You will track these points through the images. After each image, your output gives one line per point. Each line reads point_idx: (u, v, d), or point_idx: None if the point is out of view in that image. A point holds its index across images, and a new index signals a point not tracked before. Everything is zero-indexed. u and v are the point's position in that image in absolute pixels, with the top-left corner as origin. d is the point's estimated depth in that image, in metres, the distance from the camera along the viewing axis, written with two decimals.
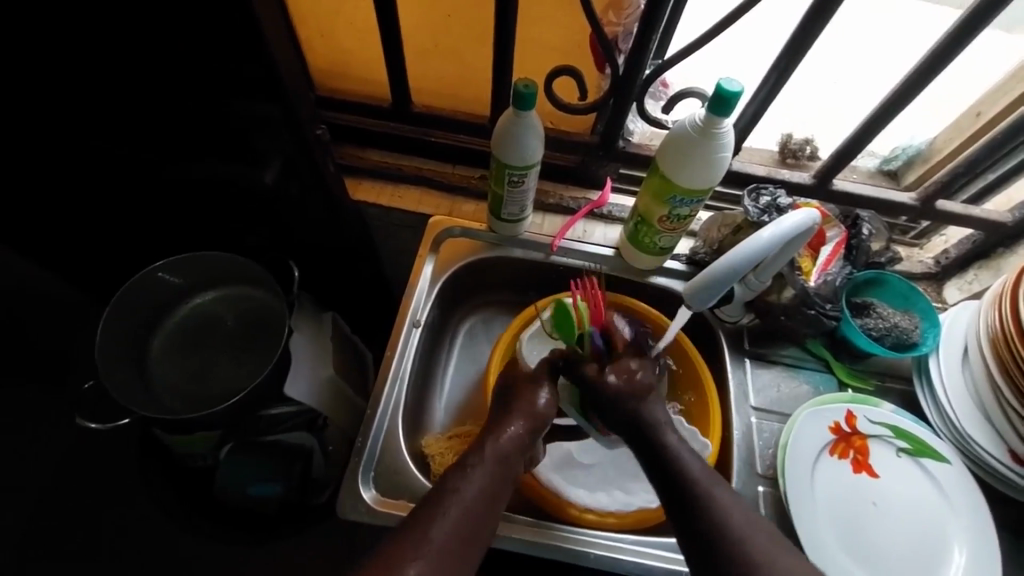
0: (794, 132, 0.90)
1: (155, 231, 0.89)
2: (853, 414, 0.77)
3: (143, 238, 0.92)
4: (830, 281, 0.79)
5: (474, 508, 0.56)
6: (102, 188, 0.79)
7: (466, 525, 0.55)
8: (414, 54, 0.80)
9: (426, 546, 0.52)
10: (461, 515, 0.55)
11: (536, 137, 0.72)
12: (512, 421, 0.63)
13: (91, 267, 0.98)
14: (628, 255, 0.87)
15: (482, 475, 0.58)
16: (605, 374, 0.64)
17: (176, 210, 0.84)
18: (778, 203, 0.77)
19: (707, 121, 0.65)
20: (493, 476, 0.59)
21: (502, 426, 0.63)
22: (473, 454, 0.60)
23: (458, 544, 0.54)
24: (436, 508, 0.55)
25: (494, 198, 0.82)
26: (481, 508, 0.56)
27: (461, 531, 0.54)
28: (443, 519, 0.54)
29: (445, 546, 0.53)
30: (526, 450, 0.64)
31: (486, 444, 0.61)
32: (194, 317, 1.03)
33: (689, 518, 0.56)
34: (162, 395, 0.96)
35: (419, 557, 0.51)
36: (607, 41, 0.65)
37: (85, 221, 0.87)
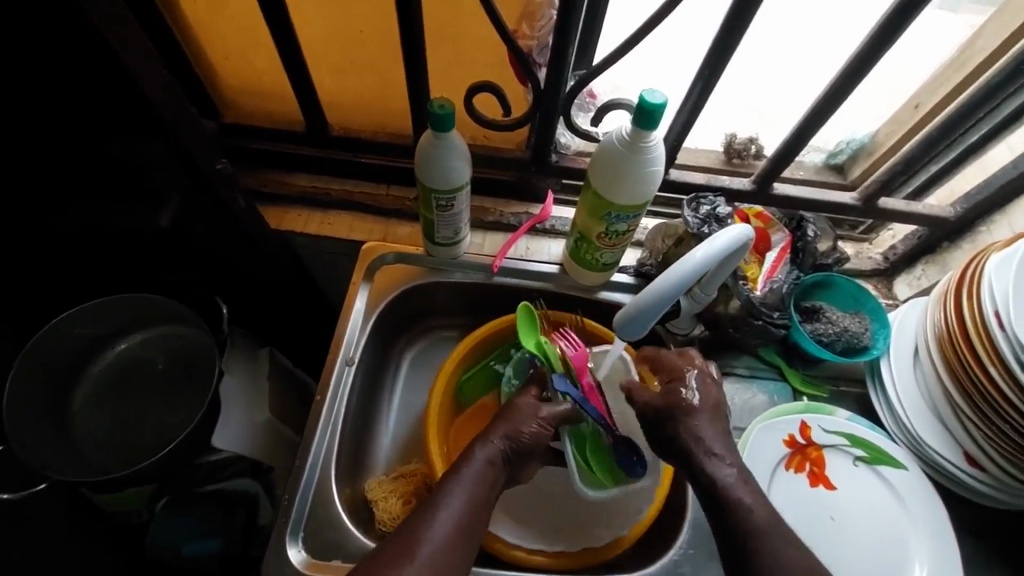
0: (738, 131, 0.87)
1: (58, 276, 0.82)
2: (808, 425, 0.75)
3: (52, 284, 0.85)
4: (777, 289, 0.77)
5: (468, 513, 0.54)
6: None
7: (470, 517, 0.54)
8: (326, 71, 0.75)
9: (431, 535, 0.51)
10: (460, 515, 0.53)
11: (460, 158, 0.67)
12: (498, 432, 0.61)
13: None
14: (572, 273, 0.83)
15: (478, 475, 0.57)
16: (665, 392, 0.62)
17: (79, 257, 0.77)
18: (717, 213, 0.75)
19: (633, 134, 0.61)
20: (484, 481, 0.57)
21: (489, 433, 0.61)
22: (466, 457, 0.59)
23: (459, 542, 0.52)
24: (437, 501, 0.54)
25: (425, 222, 0.78)
26: (480, 506, 0.55)
27: (464, 527, 0.53)
28: (437, 514, 0.53)
29: (441, 548, 0.51)
30: (511, 466, 0.61)
31: (478, 446, 0.59)
32: (120, 361, 0.96)
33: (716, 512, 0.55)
34: (87, 450, 0.89)
35: (426, 543, 0.50)
36: (522, 55, 0.61)
37: None
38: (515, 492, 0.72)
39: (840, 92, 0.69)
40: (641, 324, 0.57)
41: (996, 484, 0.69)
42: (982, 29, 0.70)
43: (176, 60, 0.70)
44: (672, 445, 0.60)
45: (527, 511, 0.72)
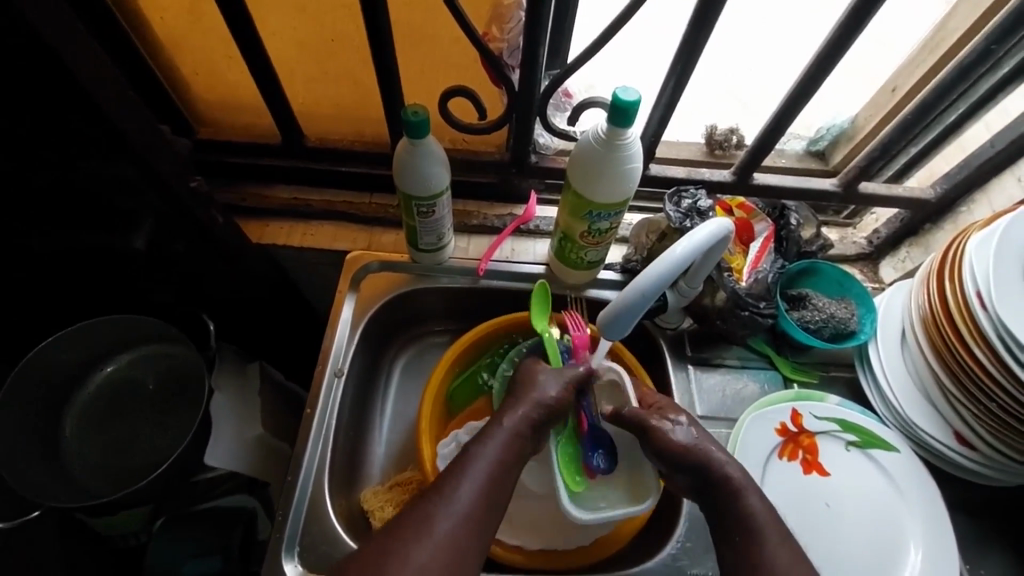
0: (719, 122, 0.87)
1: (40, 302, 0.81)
2: (799, 412, 0.75)
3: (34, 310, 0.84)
4: (762, 279, 0.76)
5: (492, 480, 0.54)
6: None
7: (497, 480, 0.54)
8: (299, 83, 0.74)
9: (454, 503, 0.51)
10: (484, 481, 0.53)
11: (438, 164, 0.67)
12: (523, 401, 0.60)
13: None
14: (558, 273, 0.83)
15: (504, 443, 0.56)
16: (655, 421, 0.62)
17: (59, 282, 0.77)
18: (698, 206, 0.75)
19: (609, 133, 0.61)
20: (510, 449, 0.57)
21: (515, 402, 0.60)
22: (494, 425, 0.58)
23: (483, 508, 0.52)
24: (461, 469, 0.54)
25: (407, 229, 0.77)
26: (504, 473, 0.55)
27: (487, 494, 0.53)
28: (462, 480, 0.53)
29: (463, 519, 0.50)
30: (538, 434, 0.61)
31: (505, 415, 0.59)
32: (109, 384, 0.95)
33: (730, 537, 0.56)
34: (80, 475, 0.89)
35: (447, 514, 0.50)
36: (493, 57, 0.60)
37: None
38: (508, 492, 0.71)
39: (814, 80, 0.69)
40: (625, 324, 0.57)
41: (986, 462, 0.70)
42: (954, 10, 0.70)
43: (145, 79, 0.70)
44: (686, 477, 0.61)
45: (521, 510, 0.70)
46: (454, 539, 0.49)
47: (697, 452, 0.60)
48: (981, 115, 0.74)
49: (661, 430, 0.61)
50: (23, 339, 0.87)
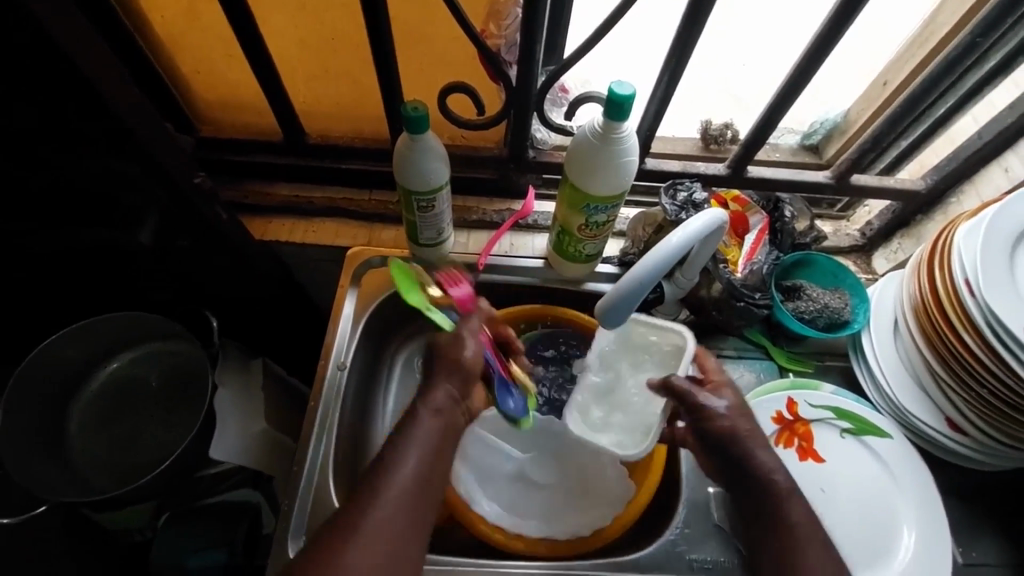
0: (714, 117, 0.88)
1: (45, 299, 0.82)
2: (794, 400, 0.76)
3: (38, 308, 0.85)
4: (758, 270, 0.78)
5: (421, 474, 0.52)
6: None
7: (426, 470, 0.52)
8: (301, 82, 0.75)
9: (379, 503, 0.49)
10: (414, 476, 0.51)
11: (438, 158, 0.69)
12: (440, 381, 0.57)
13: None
14: (557, 266, 0.84)
15: (431, 428, 0.54)
16: (701, 400, 0.60)
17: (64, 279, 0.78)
18: (694, 198, 0.76)
19: (605, 126, 0.62)
20: (433, 436, 0.54)
21: (433, 385, 0.57)
22: (413, 413, 0.55)
23: (415, 502, 0.50)
24: (388, 466, 0.51)
25: (408, 224, 0.78)
26: (433, 459, 0.53)
27: (417, 487, 0.51)
28: (389, 479, 0.50)
29: (393, 516, 0.49)
30: (464, 404, 0.59)
31: (421, 402, 0.56)
32: (113, 380, 0.96)
33: (764, 533, 0.55)
34: (85, 471, 0.90)
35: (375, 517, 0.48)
36: (492, 53, 0.61)
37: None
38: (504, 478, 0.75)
39: (805, 73, 0.70)
40: (622, 312, 0.58)
41: (978, 448, 0.71)
42: (942, 4, 0.71)
43: (149, 77, 0.71)
44: (723, 466, 0.59)
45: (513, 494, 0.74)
46: (384, 537, 0.48)
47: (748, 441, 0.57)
48: (969, 108, 0.75)
49: (705, 410, 0.59)
50: (29, 337, 0.88)
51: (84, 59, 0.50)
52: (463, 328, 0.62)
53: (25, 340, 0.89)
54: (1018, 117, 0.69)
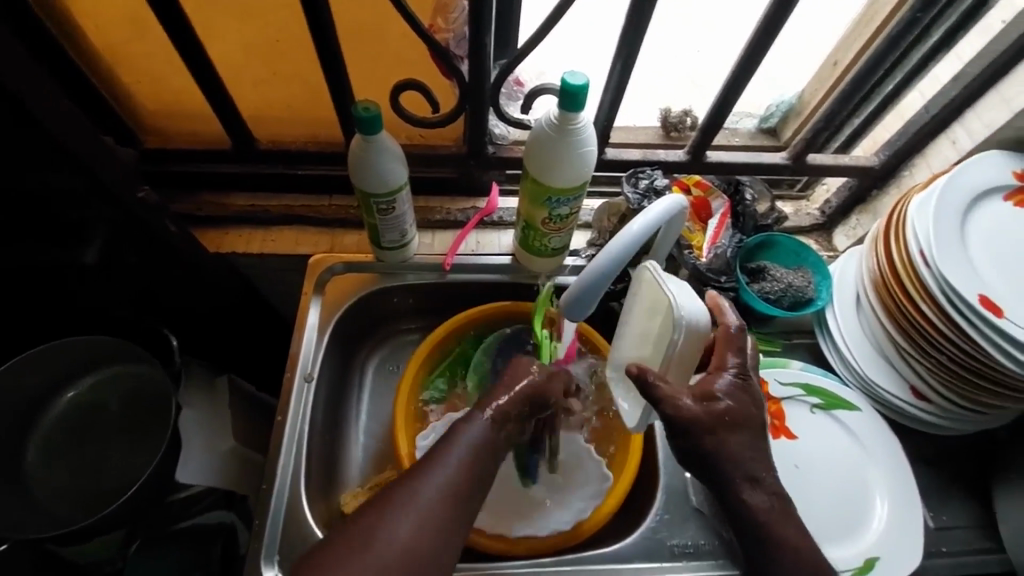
0: (672, 105, 0.88)
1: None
2: (765, 380, 0.77)
3: None
4: (722, 253, 0.79)
5: (468, 475, 0.52)
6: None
7: (469, 480, 0.52)
8: (247, 87, 0.73)
9: (412, 510, 0.49)
10: (459, 477, 0.52)
11: (394, 159, 0.67)
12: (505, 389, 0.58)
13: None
14: (524, 262, 0.83)
15: (484, 433, 0.55)
16: (684, 399, 0.54)
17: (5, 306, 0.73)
18: (655, 185, 0.76)
19: (561, 117, 0.62)
20: (489, 443, 0.55)
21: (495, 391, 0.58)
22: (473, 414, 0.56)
23: (453, 505, 0.51)
24: (427, 469, 0.52)
25: (369, 228, 0.77)
26: (483, 466, 0.54)
27: (457, 491, 0.51)
28: (426, 481, 0.51)
29: (425, 521, 0.49)
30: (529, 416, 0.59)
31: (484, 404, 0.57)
32: (70, 408, 0.92)
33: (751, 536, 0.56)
34: (44, 505, 0.86)
35: (404, 521, 0.49)
36: (441, 48, 0.60)
37: None
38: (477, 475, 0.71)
39: (755, 55, 0.70)
40: (588, 303, 0.58)
41: (942, 413, 0.73)
42: None
43: (82, 88, 0.67)
44: (698, 463, 0.56)
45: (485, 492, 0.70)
46: (414, 543, 0.48)
47: (725, 430, 0.55)
48: (915, 83, 0.77)
49: (686, 412, 0.54)
50: None
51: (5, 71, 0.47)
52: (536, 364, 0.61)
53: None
54: (961, 90, 0.71)
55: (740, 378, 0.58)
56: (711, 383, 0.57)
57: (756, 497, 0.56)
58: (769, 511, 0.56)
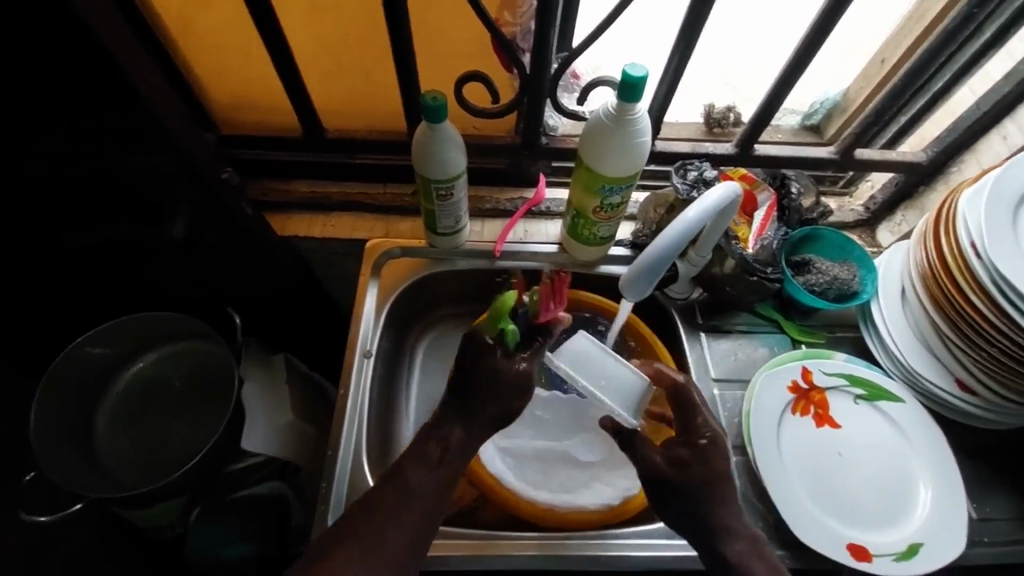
0: (716, 101, 0.91)
1: (70, 301, 0.83)
2: (809, 369, 0.78)
3: (64, 312, 0.86)
4: (768, 245, 0.80)
5: (426, 509, 0.61)
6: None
7: (428, 515, 0.61)
8: (318, 80, 0.77)
9: (383, 548, 0.58)
10: (421, 511, 0.60)
11: (456, 147, 0.71)
12: (458, 423, 0.64)
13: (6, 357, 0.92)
14: (571, 250, 0.86)
15: (440, 472, 0.62)
16: (654, 457, 0.64)
17: (90, 281, 0.79)
18: (704, 177, 0.78)
19: (619, 108, 0.64)
20: (443, 482, 0.62)
21: (447, 424, 0.64)
22: (424, 447, 0.63)
23: (416, 539, 0.60)
24: (396, 508, 0.60)
25: (427, 213, 0.81)
26: (437, 501, 0.62)
27: (419, 525, 0.60)
28: (396, 520, 0.59)
29: (393, 555, 0.58)
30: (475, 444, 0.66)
31: (434, 441, 0.63)
32: (138, 382, 0.98)
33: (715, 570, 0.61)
34: (115, 471, 0.91)
35: (377, 559, 0.57)
36: (507, 41, 0.64)
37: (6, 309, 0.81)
38: (527, 452, 0.76)
39: (812, 49, 0.72)
40: (643, 286, 0.61)
41: (987, 406, 0.73)
42: None
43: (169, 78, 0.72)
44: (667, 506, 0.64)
45: (534, 471, 0.75)
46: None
47: (694, 488, 0.63)
48: (966, 80, 0.78)
49: (653, 464, 0.64)
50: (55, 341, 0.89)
51: (125, 55, 0.52)
52: (498, 359, 0.64)
53: (50, 344, 0.91)
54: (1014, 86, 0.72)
55: (715, 443, 0.64)
56: (687, 444, 0.65)
57: (734, 545, 0.62)
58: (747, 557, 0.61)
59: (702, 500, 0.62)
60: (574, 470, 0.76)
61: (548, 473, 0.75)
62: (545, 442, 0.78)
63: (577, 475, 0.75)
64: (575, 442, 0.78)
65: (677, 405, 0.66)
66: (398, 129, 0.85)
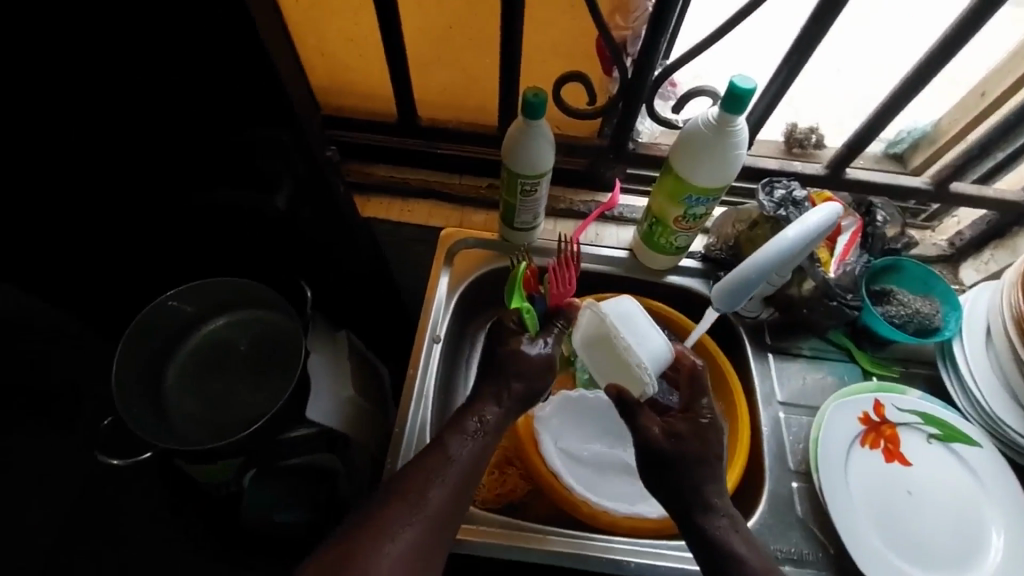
0: (799, 121, 0.89)
1: (164, 257, 0.88)
2: (881, 403, 0.76)
3: (155, 267, 0.91)
4: (849, 271, 0.79)
5: (462, 480, 0.60)
6: (99, 217, 0.78)
7: (463, 486, 0.60)
8: (420, 71, 0.80)
9: (421, 510, 0.56)
10: (459, 480, 0.60)
11: (547, 144, 0.72)
12: (492, 402, 0.65)
13: (98, 303, 0.99)
14: (642, 257, 0.87)
15: (479, 447, 0.62)
16: (653, 426, 0.63)
17: (186, 240, 0.84)
18: (793, 195, 0.76)
19: (721, 119, 0.65)
20: (484, 458, 0.63)
21: (481, 406, 0.65)
22: (465, 420, 0.64)
23: (449, 508, 0.58)
24: (433, 472, 0.59)
25: (507, 207, 0.82)
26: (471, 479, 0.61)
27: (455, 495, 0.59)
28: (435, 483, 0.58)
29: (429, 520, 0.56)
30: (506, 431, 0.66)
31: (467, 419, 0.64)
32: (208, 343, 1.03)
33: (714, 559, 0.58)
34: (182, 425, 0.96)
35: (412, 523, 0.55)
36: (615, 44, 0.65)
37: (101, 256, 0.86)
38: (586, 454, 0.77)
39: (924, 75, 0.70)
40: (739, 297, 0.62)
41: None
42: None
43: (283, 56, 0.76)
44: (661, 483, 0.63)
45: (595, 475, 0.76)
46: (421, 541, 0.55)
47: (692, 462, 0.62)
48: None
49: (651, 432, 0.63)
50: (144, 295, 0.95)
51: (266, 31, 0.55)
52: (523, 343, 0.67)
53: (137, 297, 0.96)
54: None
55: (716, 425, 0.64)
56: (689, 419, 0.64)
57: (728, 530, 0.59)
58: (745, 544, 0.58)
59: (699, 479, 0.61)
60: (632, 477, 0.76)
61: (607, 479, 0.76)
62: (602, 445, 0.78)
63: (634, 484, 0.76)
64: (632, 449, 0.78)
65: (687, 384, 0.66)
66: (485, 122, 0.87)
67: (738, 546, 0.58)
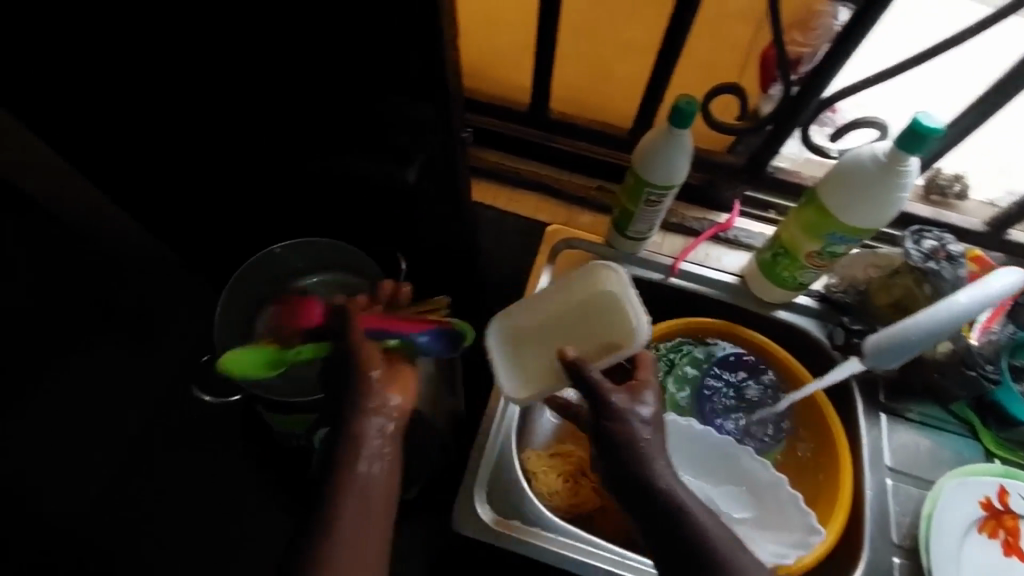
0: (945, 166, 0.81)
1: (277, 213, 0.90)
2: (1006, 490, 0.69)
3: (264, 220, 0.93)
4: (994, 340, 0.73)
5: (380, 495, 0.56)
6: (227, 165, 0.79)
7: (388, 486, 0.57)
8: (566, 62, 0.79)
9: (338, 534, 0.53)
10: (366, 502, 0.55)
11: (685, 155, 0.68)
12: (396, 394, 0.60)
13: (202, 243, 1.01)
14: (755, 287, 0.82)
15: (386, 468, 0.57)
16: (599, 388, 0.55)
17: (302, 199, 0.84)
18: (947, 249, 0.71)
19: (890, 157, 0.60)
20: (394, 475, 0.58)
21: (365, 407, 0.58)
22: (365, 421, 0.57)
23: (373, 509, 0.55)
24: (347, 478, 0.55)
25: (623, 215, 0.80)
26: (389, 493, 0.57)
27: (363, 505, 0.55)
28: (356, 476, 0.55)
29: (355, 522, 0.54)
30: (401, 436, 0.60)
31: (368, 420, 0.57)
32: (292, 301, 1.03)
33: (676, 541, 0.50)
34: (264, 376, 0.99)
35: (334, 543, 0.53)
36: (786, 59, 0.62)
37: (220, 201, 0.88)
38: None
39: None
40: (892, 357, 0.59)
41: None
42: None
43: None
44: (608, 454, 0.54)
45: None
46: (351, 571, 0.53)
47: (642, 430, 0.54)
48: None
49: (624, 407, 0.55)
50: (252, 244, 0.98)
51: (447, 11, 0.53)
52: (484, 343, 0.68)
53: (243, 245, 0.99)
54: None
55: (658, 404, 0.57)
56: (629, 394, 0.56)
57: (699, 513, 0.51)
58: (719, 527, 0.50)
59: (654, 453, 0.53)
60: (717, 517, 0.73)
61: None
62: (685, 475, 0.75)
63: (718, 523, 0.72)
64: (717, 484, 0.75)
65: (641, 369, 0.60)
66: (618, 124, 0.85)
67: (708, 529, 0.50)
